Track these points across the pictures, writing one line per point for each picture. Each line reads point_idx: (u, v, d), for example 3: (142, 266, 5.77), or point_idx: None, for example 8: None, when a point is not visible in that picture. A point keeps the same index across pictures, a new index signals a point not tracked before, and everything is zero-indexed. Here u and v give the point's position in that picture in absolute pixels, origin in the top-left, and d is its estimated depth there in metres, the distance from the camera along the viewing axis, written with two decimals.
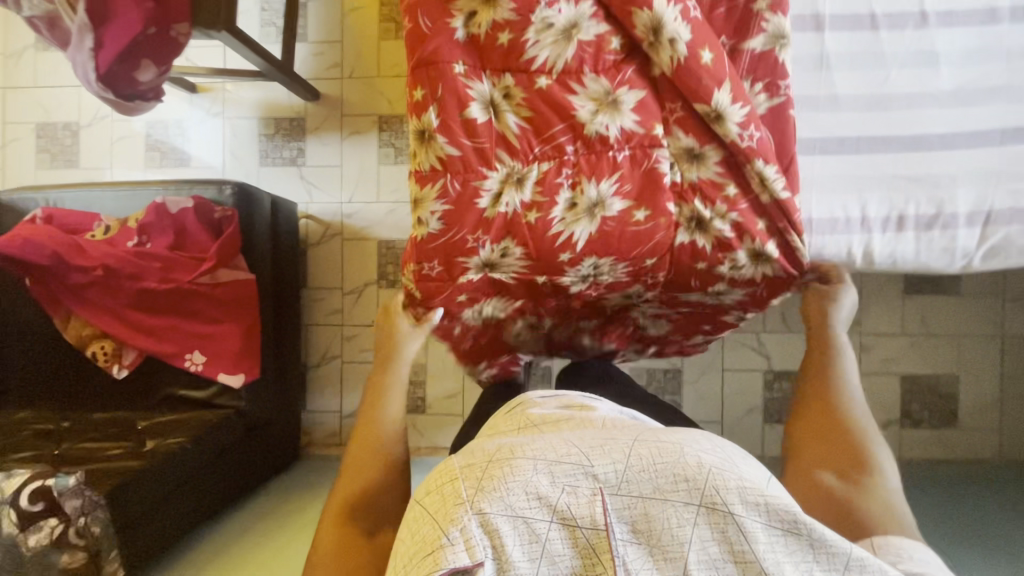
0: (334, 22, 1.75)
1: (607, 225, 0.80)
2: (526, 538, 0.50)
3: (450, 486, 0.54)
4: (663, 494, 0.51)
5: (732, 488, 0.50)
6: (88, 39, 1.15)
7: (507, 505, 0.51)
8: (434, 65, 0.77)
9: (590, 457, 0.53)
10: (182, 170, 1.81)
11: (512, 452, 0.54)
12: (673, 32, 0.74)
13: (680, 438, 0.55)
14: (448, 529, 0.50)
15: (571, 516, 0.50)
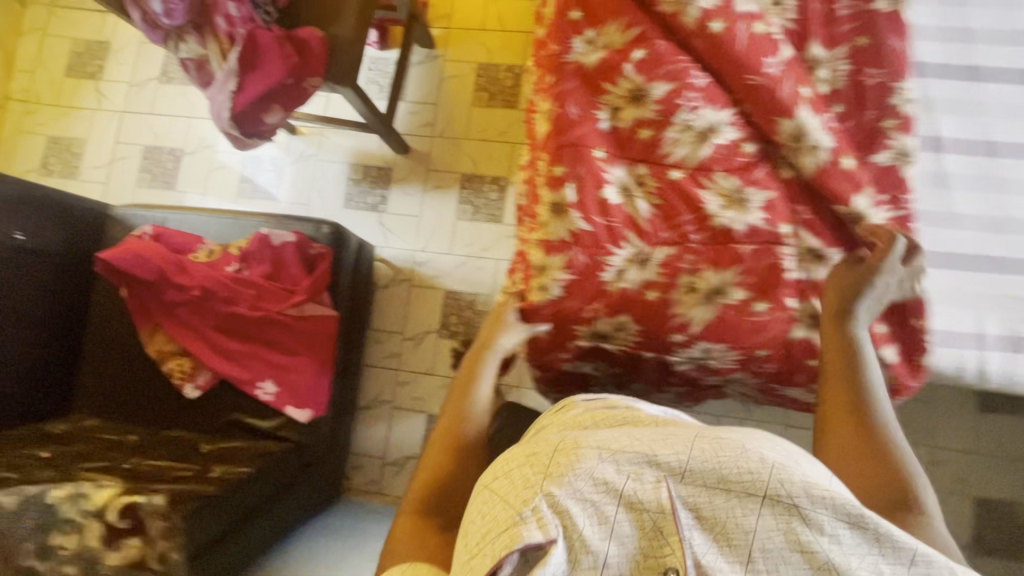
0: (433, 86, 1.89)
1: (727, 312, 0.82)
2: (596, 522, 0.50)
3: (516, 470, 0.54)
4: (730, 487, 0.50)
5: (798, 483, 0.49)
6: (232, 83, 1.26)
7: (575, 489, 0.51)
8: (578, 145, 0.83)
9: (653, 447, 0.52)
10: (269, 203, 1.91)
11: (575, 442, 0.54)
12: (815, 140, 0.78)
13: (738, 438, 0.53)
14: (521, 507, 0.51)
15: (636, 500, 0.50)
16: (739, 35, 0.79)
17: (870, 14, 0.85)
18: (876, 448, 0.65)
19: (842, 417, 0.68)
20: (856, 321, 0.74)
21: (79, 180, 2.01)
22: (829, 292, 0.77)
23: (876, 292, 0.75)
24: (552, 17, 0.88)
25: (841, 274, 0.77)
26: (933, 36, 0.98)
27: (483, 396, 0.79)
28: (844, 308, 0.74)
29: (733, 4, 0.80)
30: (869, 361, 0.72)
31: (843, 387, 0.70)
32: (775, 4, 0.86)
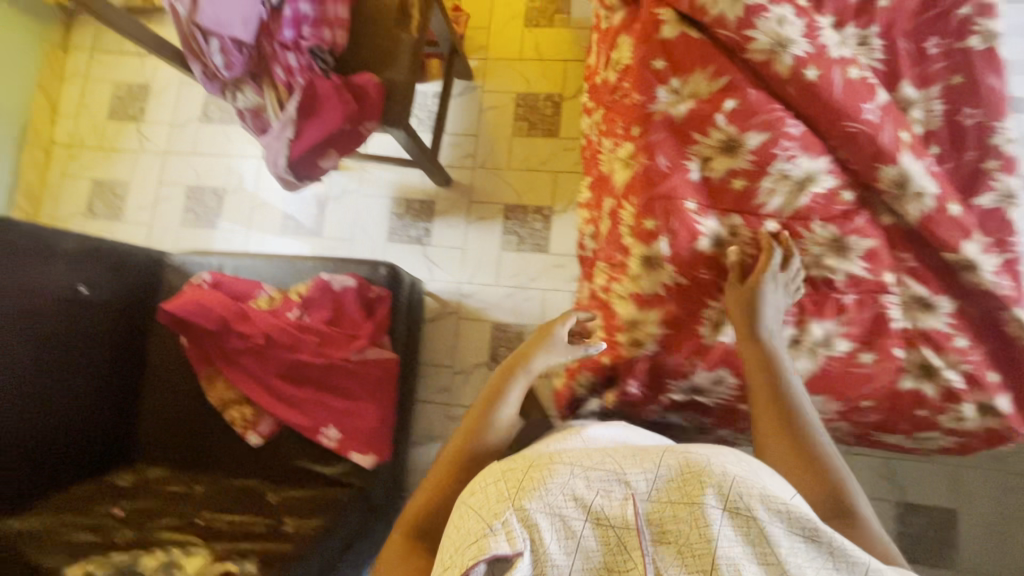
0: (473, 118, 1.90)
1: (831, 363, 0.80)
2: (563, 532, 0.61)
3: (493, 488, 0.65)
4: (688, 500, 0.62)
5: (754, 495, 0.61)
6: (290, 130, 1.27)
7: (546, 503, 0.62)
8: (671, 199, 0.81)
9: (624, 467, 0.65)
10: (314, 239, 1.92)
11: (552, 460, 0.66)
12: (921, 186, 0.76)
13: (701, 455, 0.66)
14: (493, 521, 0.62)
15: (605, 513, 0.62)
16: (835, 81, 0.77)
17: (963, 51, 0.83)
18: (804, 458, 0.71)
19: (778, 432, 0.74)
20: (760, 333, 0.78)
21: (124, 222, 2.03)
22: (732, 310, 0.80)
23: (771, 305, 0.77)
24: (633, 65, 0.87)
25: (733, 290, 0.80)
26: (1019, 43, 0.91)
27: (506, 415, 0.85)
28: (749, 323, 0.78)
29: (827, 49, 0.79)
30: (784, 370, 0.77)
31: (769, 405, 0.76)
32: (861, 45, 0.85)
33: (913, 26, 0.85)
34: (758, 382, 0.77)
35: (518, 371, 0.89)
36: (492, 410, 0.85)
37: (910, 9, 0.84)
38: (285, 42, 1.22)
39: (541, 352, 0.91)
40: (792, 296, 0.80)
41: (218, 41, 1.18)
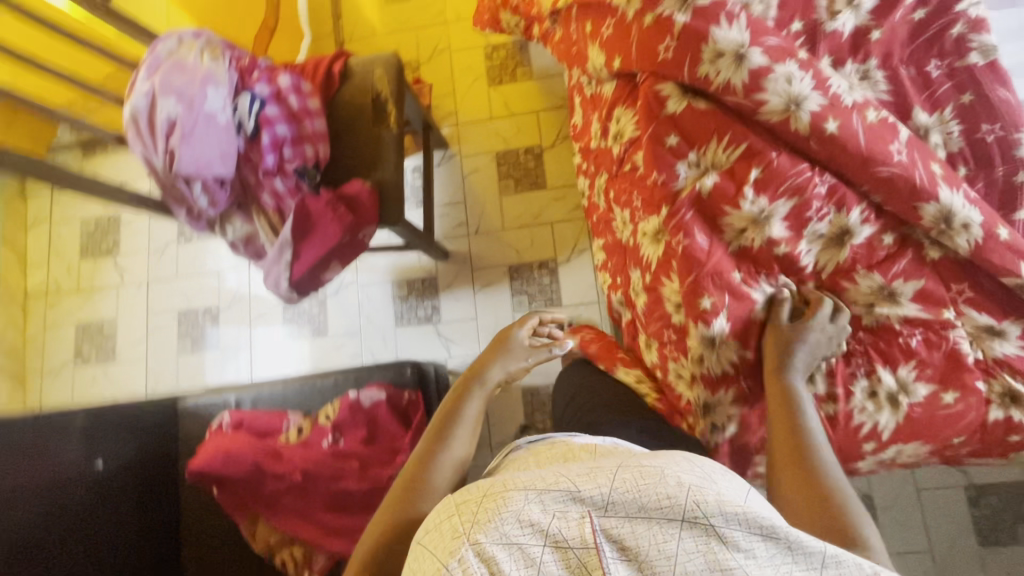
0: (458, 186, 1.88)
1: (915, 413, 0.76)
2: (520, 566, 0.45)
3: (448, 521, 0.49)
4: (645, 515, 0.46)
5: (714, 500, 0.47)
6: (287, 253, 1.21)
7: (501, 533, 0.46)
8: (718, 278, 0.79)
9: (577, 483, 0.49)
10: (321, 339, 1.85)
11: (504, 484, 0.50)
12: (965, 217, 0.74)
13: (659, 464, 0.51)
14: (447, 560, 0.46)
15: (560, 538, 0.46)
16: (857, 127, 0.76)
17: (966, 69, 0.83)
18: (804, 467, 0.66)
19: (781, 441, 0.71)
20: (791, 365, 0.76)
21: (118, 362, 1.94)
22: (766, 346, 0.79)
23: (813, 341, 0.75)
24: (642, 144, 0.86)
25: (774, 330, 0.79)
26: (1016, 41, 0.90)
27: (465, 432, 0.79)
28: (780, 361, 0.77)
29: (839, 97, 0.78)
30: (805, 408, 0.74)
31: (782, 416, 0.73)
32: (863, 80, 0.85)
33: (909, 54, 0.85)
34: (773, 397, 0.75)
35: (478, 379, 0.90)
36: (452, 420, 0.80)
37: (902, 38, 0.85)
38: (269, 169, 1.18)
39: (500, 360, 0.96)
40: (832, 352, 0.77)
41: (201, 183, 1.12)
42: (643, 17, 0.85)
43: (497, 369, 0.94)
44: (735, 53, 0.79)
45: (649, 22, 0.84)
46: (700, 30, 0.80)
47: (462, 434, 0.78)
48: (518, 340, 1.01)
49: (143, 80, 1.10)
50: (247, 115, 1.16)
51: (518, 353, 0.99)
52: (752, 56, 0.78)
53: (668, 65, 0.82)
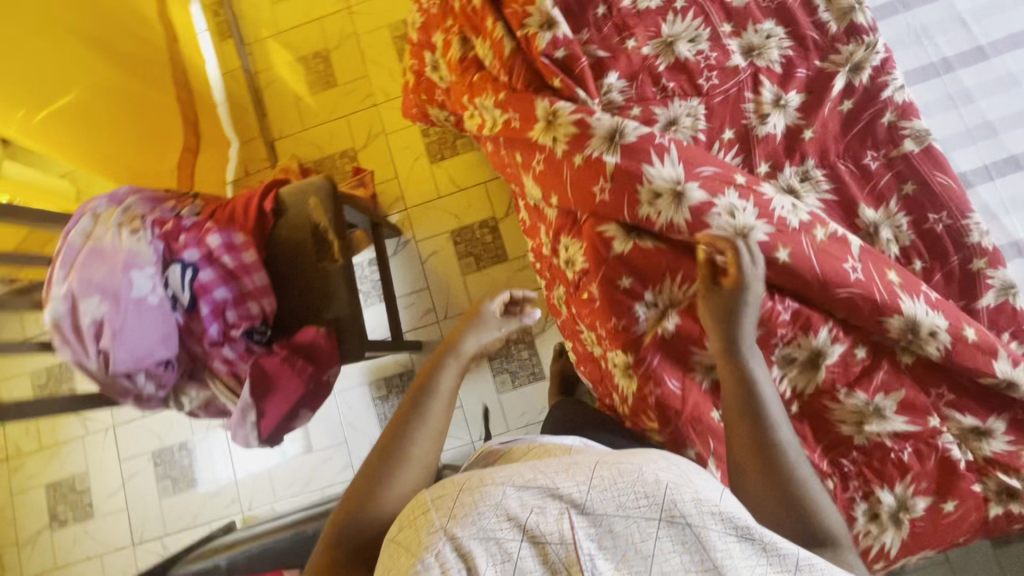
0: (418, 272, 1.83)
1: (917, 526, 0.75)
2: (495, 563, 0.41)
3: (423, 514, 0.45)
4: (624, 511, 0.43)
5: (692, 498, 0.44)
6: (251, 414, 1.13)
7: (479, 527, 0.42)
8: (698, 426, 0.76)
9: (554, 479, 0.45)
10: (307, 455, 1.79)
11: (481, 479, 0.46)
12: (931, 325, 0.73)
13: (638, 457, 0.47)
14: (422, 554, 0.42)
15: (538, 532, 0.42)
16: (809, 253, 0.74)
17: (903, 157, 0.81)
18: (764, 462, 0.60)
19: (737, 418, 0.64)
20: (738, 336, 0.69)
21: (98, 517, 1.84)
22: (703, 313, 0.73)
23: (751, 301, 0.70)
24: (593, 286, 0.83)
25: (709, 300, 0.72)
26: (955, 100, 0.86)
27: (443, 405, 0.73)
28: (727, 332, 0.69)
29: (785, 220, 0.76)
30: (761, 385, 0.66)
31: (735, 389, 0.66)
32: (804, 181, 0.83)
33: (845, 147, 0.83)
34: (725, 372, 0.67)
35: (452, 352, 0.84)
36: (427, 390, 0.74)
37: (834, 133, 0.83)
38: (215, 340, 1.13)
39: (473, 332, 0.91)
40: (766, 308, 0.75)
41: (145, 372, 1.06)
42: (573, 157, 0.82)
43: (471, 340, 0.89)
44: (673, 191, 0.76)
45: (581, 161, 0.81)
46: (632, 170, 0.78)
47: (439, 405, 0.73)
48: (490, 311, 0.96)
49: (60, 280, 1.03)
50: (181, 288, 1.10)
51: (492, 324, 0.95)
52: (690, 191, 0.76)
53: (607, 207, 0.80)
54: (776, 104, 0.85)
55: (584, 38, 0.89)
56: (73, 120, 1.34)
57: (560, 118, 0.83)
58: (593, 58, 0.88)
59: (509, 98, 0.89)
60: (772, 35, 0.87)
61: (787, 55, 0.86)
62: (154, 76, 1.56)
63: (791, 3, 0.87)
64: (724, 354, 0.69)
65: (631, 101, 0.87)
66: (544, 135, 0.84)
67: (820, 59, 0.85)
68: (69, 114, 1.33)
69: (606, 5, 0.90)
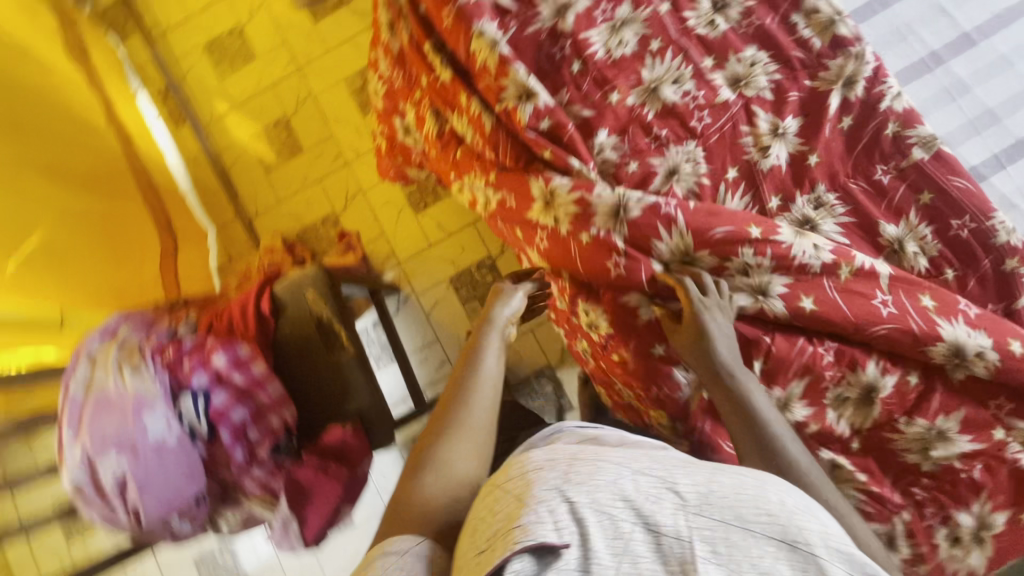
0: (425, 326, 1.76)
1: (1000, 541, 0.73)
2: (606, 537, 0.45)
3: (537, 472, 0.53)
4: (740, 520, 0.45)
5: (816, 532, 0.45)
6: (293, 524, 1.11)
7: (593, 499, 0.47)
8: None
9: (673, 477, 0.51)
10: (352, 534, 1.67)
11: (597, 457, 0.55)
12: (976, 345, 0.71)
13: (757, 478, 0.51)
14: (535, 502, 0.48)
15: (656, 522, 0.45)
16: (835, 298, 0.73)
17: (914, 167, 0.79)
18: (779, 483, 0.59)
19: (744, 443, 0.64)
20: (718, 364, 0.69)
21: None
22: (681, 350, 0.73)
23: (716, 335, 0.71)
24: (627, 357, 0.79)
25: (677, 335, 0.74)
26: (953, 94, 0.84)
27: (491, 361, 0.87)
28: (703, 361, 0.70)
29: (805, 266, 0.74)
30: (755, 399, 0.67)
31: (733, 414, 0.67)
32: (819, 209, 0.81)
33: (852, 166, 0.81)
34: (718, 400, 0.68)
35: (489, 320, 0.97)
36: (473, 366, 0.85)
37: (839, 153, 0.81)
38: (242, 463, 1.08)
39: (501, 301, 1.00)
40: (731, 312, 0.73)
41: (177, 511, 1.03)
42: (579, 235, 0.80)
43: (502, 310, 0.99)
44: (680, 264, 0.77)
45: (587, 239, 0.79)
46: (641, 246, 0.77)
47: (487, 379, 0.84)
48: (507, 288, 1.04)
49: (71, 441, 0.99)
50: (196, 418, 1.04)
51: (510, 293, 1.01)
52: (701, 260, 0.76)
53: (624, 281, 0.77)
54: (775, 134, 0.82)
55: (565, 99, 0.85)
56: (51, 264, 1.26)
57: (559, 197, 0.80)
58: (579, 119, 0.84)
59: (501, 178, 0.87)
60: (757, 62, 0.84)
61: (776, 80, 0.83)
62: (121, 188, 1.54)
63: (769, 24, 0.84)
64: (711, 381, 0.70)
65: (626, 157, 0.84)
66: (545, 215, 0.82)
67: (810, 78, 0.83)
68: (44, 257, 1.25)
69: (581, 60, 0.86)
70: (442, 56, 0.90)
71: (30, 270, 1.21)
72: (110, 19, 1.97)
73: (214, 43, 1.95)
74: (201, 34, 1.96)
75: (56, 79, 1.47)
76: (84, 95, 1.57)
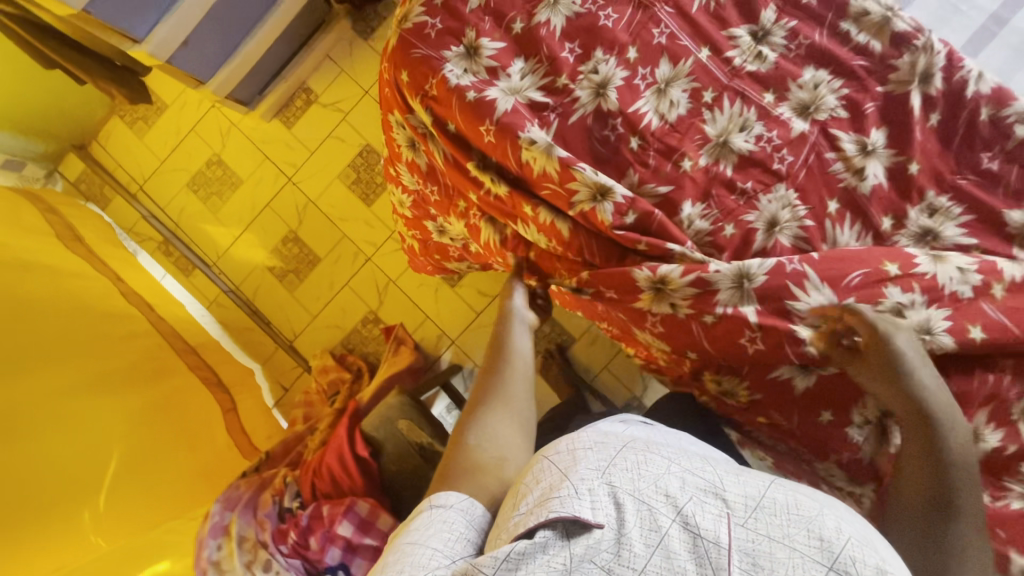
0: None
1: None
2: (643, 527, 0.47)
3: (577, 452, 0.54)
4: (786, 539, 0.46)
5: (871, 566, 0.44)
6: None
7: (635, 490, 0.49)
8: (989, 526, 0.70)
9: (723, 482, 0.51)
10: None
11: (649, 446, 0.55)
12: None
13: (814, 496, 0.51)
14: (574, 477, 0.51)
15: (694, 525, 0.47)
16: (999, 318, 0.70)
17: (1020, 146, 0.75)
18: (929, 506, 0.63)
19: (915, 463, 0.66)
20: (924, 403, 0.66)
21: None
22: (863, 377, 0.71)
23: (915, 360, 0.67)
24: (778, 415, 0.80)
25: (860, 369, 0.70)
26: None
27: (522, 340, 0.88)
28: (901, 390, 0.67)
29: (956, 293, 0.72)
30: (945, 429, 0.65)
31: (916, 439, 0.66)
32: (935, 215, 0.76)
33: (955, 161, 0.76)
34: (912, 442, 0.66)
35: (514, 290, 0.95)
36: (505, 344, 0.87)
37: (936, 152, 0.77)
38: None
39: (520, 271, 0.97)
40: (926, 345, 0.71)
41: None
42: (701, 317, 0.77)
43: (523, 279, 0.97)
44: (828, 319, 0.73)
45: (712, 320, 0.76)
46: (777, 314, 0.74)
47: (521, 357, 0.85)
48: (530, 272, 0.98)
49: None
50: None
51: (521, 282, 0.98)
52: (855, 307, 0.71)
53: (763, 353, 0.75)
54: (865, 152, 0.77)
55: (635, 180, 0.80)
56: (141, 495, 1.20)
57: (671, 284, 0.76)
58: (658, 197, 0.80)
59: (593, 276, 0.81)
60: (820, 82, 0.79)
61: (846, 95, 0.79)
62: (167, 365, 1.45)
63: (820, 40, 0.80)
64: (910, 412, 0.67)
65: (719, 221, 0.79)
66: (656, 303, 0.79)
67: (881, 84, 0.78)
68: (129, 487, 1.19)
69: (637, 135, 0.81)
70: (490, 173, 0.85)
71: (121, 508, 1.16)
72: (86, 188, 1.91)
73: (195, 179, 1.88)
74: (180, 173, 1.89)
75: (65, 277, 1.39)
76: (95, 281, 1.49)
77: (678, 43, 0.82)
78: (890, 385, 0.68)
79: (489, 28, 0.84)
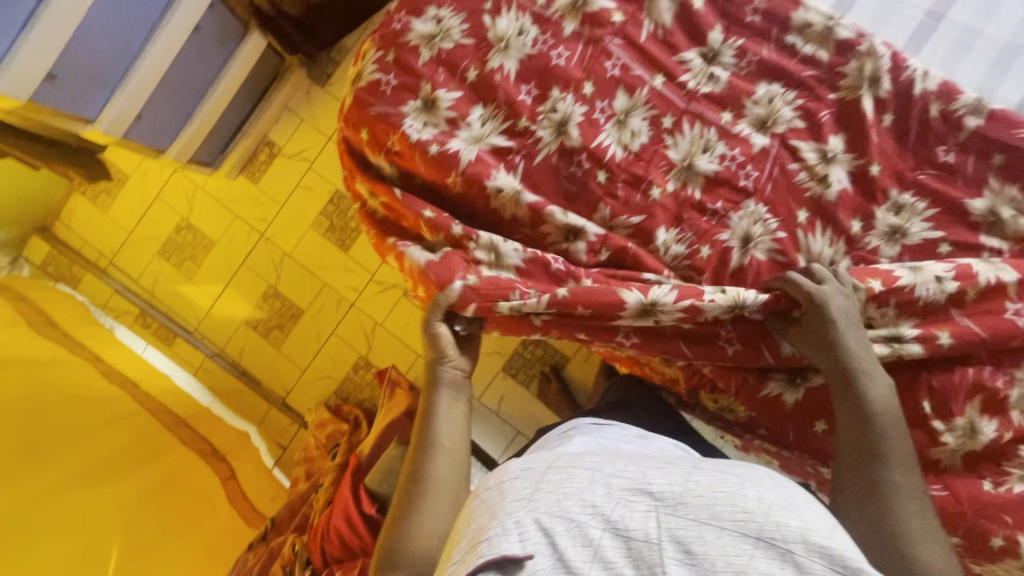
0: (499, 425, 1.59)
1: None
2: (574, 542, 0.45)
3: (504, 484, 0.54)
4: (714, 520, 0.45)
5: (794, 527, 0.43)
6: None
7: (560, 508, 0.48)
8: (993, 514, 0.71)
9: (646, 478, 0.50)
10: None
11: (569, 461, 0.54)
12: None
13: (738, 475, 0.50)
14: (503, 516, 0.49)
15: (623, 527, 0.45)
16: (968, 325, 0.72)
17: (973, 136, 0.77)
18: (866, 470, 0.64)
19: (850, 428, 0.67)
20: (850, 362, 0.68)
21: None
22: (801, 347, 0.73)
23: (843, 321, 0.69)
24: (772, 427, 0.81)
25: (802, 340, 0.73)
26: (964, 46, 0.83)
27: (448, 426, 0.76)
28: (830, 355, 0.69)
29: (931, 302, 0.73)
30: (869, 390, 0.67)
31: (846, 403, 0.68)
32: (901, 213, 0.77)
33: (914, 158, 0.78)
34: (842, 404, 0.68)
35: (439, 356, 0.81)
36: (428, 432, 0.75)
37: (895, 152, 0.78)
38: None
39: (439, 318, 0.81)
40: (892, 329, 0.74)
41: None
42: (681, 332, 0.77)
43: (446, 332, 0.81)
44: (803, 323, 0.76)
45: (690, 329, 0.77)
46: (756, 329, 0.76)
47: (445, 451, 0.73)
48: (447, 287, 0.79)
49: None
50: None
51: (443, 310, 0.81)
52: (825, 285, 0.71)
53: (742, 357, 0.77)
54: (826, 160, 0.79)
55: (607, 214, 0.81)
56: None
57: (663, 306, 0.74)
58: (631, 228, 0.81)
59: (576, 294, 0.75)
60: (774, 96, 0.81)
61: (801, 105, 0.80)
62: (159, 443, 1.42)
63: (769, 55, 0.81)
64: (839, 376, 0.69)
65: (694, 244, 0.79)
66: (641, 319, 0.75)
67: (832, 91, 0.80)
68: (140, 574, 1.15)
69: (603, 168, 0.81)
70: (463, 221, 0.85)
71: None
72: (55, 270, 1.88)
73: (166, 247, 1.85)
74: (149, 245, 1.86)
75: (43, 368, 1.34)
76: (75, 367, 1.45)
77: (631, 73, 0.83)
78: (822, 351, 0.70)
79: (444, 79, 0.85)
